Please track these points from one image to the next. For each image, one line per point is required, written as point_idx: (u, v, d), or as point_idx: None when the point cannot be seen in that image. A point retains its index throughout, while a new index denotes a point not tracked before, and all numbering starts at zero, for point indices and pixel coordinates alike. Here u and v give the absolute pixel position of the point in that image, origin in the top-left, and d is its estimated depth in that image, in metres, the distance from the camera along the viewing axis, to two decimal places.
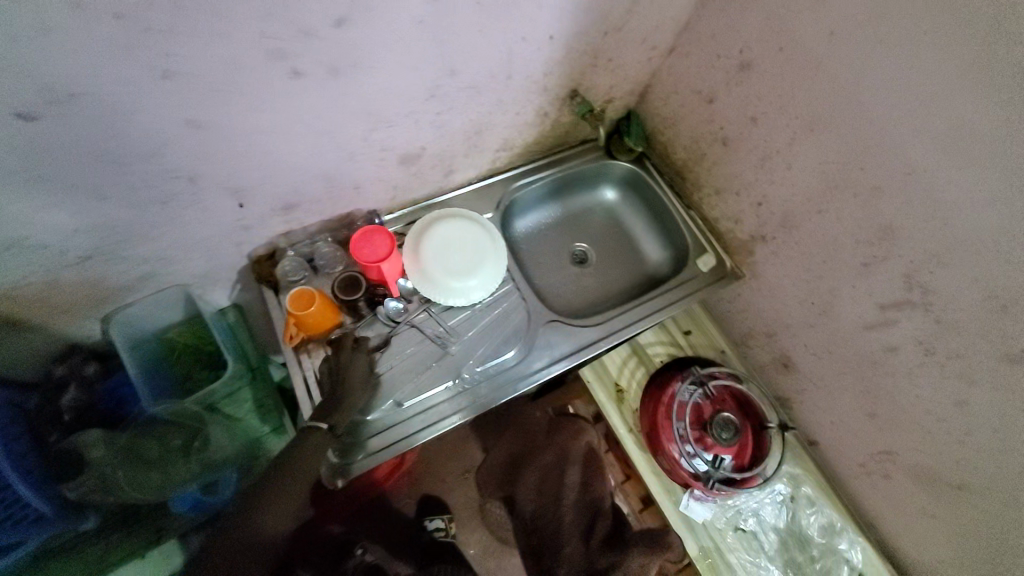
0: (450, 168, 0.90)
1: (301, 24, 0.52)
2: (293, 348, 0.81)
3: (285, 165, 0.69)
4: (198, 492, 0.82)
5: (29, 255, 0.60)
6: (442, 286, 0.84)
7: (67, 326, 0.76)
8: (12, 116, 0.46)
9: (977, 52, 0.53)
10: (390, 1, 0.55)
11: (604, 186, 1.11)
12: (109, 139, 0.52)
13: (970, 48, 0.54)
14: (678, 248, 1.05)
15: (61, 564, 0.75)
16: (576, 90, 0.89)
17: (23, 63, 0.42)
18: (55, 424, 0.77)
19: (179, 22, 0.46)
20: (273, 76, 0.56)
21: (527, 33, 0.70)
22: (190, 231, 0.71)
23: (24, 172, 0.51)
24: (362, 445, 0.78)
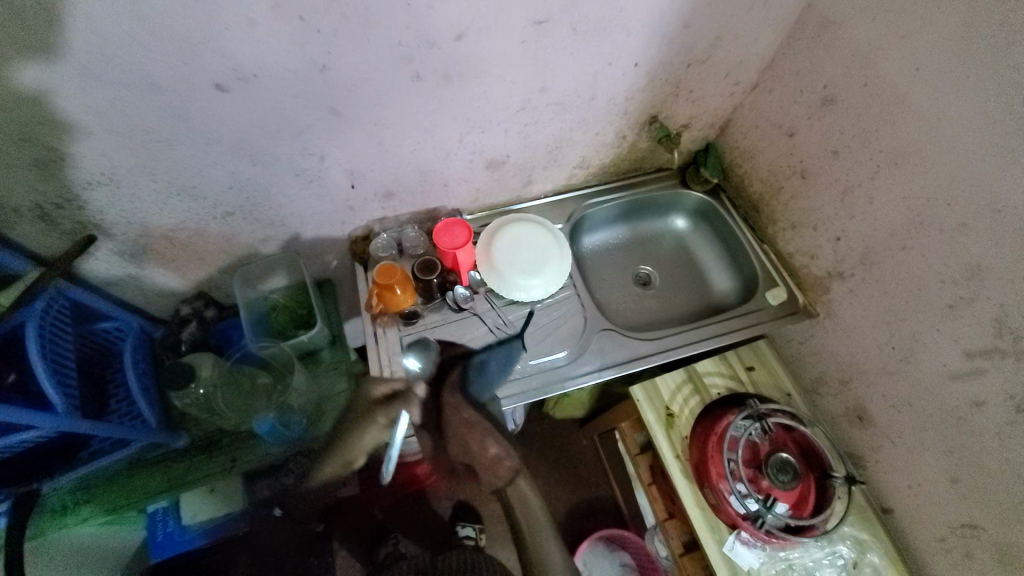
0: (529, 178, 0.98)
1: (428, 37, 0.63)
2: (371, 318, 0.90)
3: (392, 156, 0.81)
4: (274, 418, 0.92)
5: (193, 204, 0.77)
6: (507, 281, 0.92)
7: (198, 276, 0.93)
8: (212, 87, 0.60)
9: None
10: (501, 20, 0.65)
11: (676, 214, 1.14)
12: (271, 115, 0.66)
13: None
14: (747, 279, 1.04)
15: (147, 474, 0.91)
16: (655, 117, 0.94)
17: (229, 47, 0.57)
18: (173, 350, 0.94)
19: (339, 27, 0.59)
20: (400, 78, 0.68)
21: (614, 58, 0.78)
22: (310, 203, 0.85)
23: (208, 135, 0.66)
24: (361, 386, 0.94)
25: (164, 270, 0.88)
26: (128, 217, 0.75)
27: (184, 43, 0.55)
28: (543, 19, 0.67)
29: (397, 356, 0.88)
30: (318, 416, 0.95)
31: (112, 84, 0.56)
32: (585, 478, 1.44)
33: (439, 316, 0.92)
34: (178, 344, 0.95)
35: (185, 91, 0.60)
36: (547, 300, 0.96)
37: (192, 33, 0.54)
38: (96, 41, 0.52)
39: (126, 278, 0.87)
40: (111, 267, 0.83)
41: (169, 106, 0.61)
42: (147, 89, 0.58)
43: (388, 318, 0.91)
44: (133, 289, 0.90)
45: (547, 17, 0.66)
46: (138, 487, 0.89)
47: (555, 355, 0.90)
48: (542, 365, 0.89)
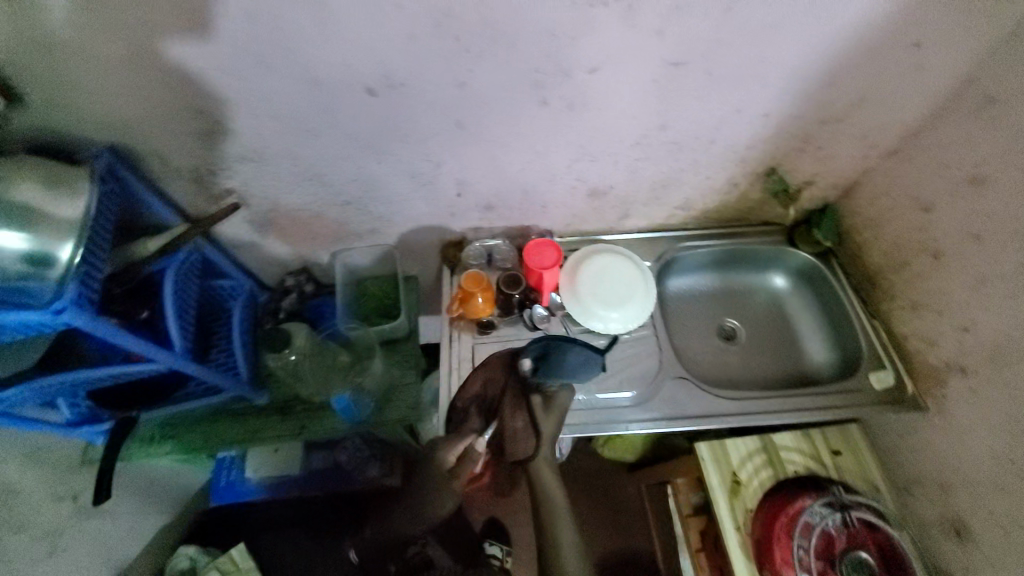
0: (627, 212, 0.98)
1: (563, 66, 0.66)
2: (450, 321, 0.93)
3: (502, 172, 0.84)
4: (348, 398, 0.96)
5: (319, 189, 0.84)
6: (587, 308, 0.91)
7: (307, 253, 1.02)
8: (365, 90, 0.67)
9: None
10: (638, 58, 0.66)
11: (774, 272, 1.08)
12: (406, 119, 0.72)
13: None
14: (847, 354, 0.96)
15: (229, 423, 0.99)
16: (775, 169, 0.90)
17: (387, 58, 0.62)
18: (271, 316, 1.03)
19: (486, 49, 0.62)
20: (528, 102, 0.71)
21: (743, 106, 0.76)
22: (418, 204, 0.90)
23: (350, 130, 0.73)
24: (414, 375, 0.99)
25: (281, 243, 0.98)
26: (265, 192, 0.84)
27: (351, 50, 0.61)
28: (679, 61, 0.67)
29: (468, 362, 0.90)
30: (384, 402, 1.00)
31: (282, 75, 0.64)
32: (623, 527, 1.38)
33: (514, 331, 0.93)
34: (277, 311, 1.03)
35: (339, 89, 0.66)
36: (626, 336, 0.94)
37: (361, 43, 0.61)
38: (281, 38, 0.59)
39: (248, 245, 0.97)
40: (240, 233, 0.93)
41: (322, 101, 0.68)
42: (309, 85, 0.65)
43: (465, 323, 0.93)
44: (250, 255, 1.00)
45: (684, 59, 0.66)
46: (221, 431, 0.99)
47: (620, 395, 0.87)
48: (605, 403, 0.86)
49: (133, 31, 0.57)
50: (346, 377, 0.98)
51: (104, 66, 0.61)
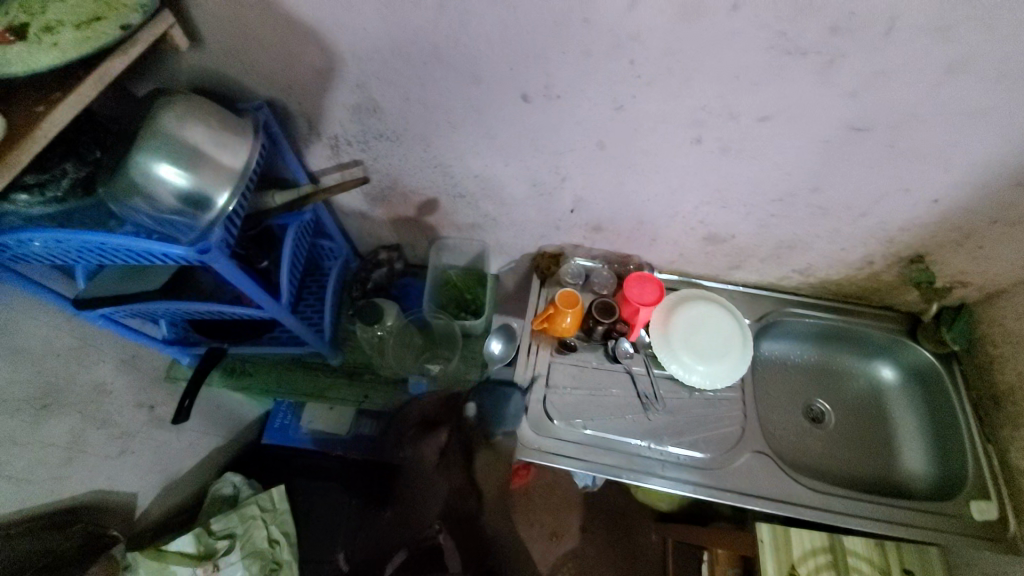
0: (737, 265, 0.93)
1: (733, 109, 0.62)
2: (531, 332, 0.92)
3: (625, 199, 0.81)
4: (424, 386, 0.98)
5: (440, 176, 0.85)
6: (675, 354, 0.87)
7: (406, 231, 1.03)
8: (519, 95, 0.66)
9: None
10: (817, 116, 0.61)
11: (881, 362, 0.99)
12: (550, 129, 0.70)
13: None
14: (949, 473, 0.87)
15: (299, 375, 1.03)
16: (922, 256, 0.82)
17: (553, 69, 0.61)
18: (359, 283, 1.06)
19: (659, 78, 0.59)
20: (681, 137, 0.67)
21: (913, 186, 0.69)
22: (528, 210, 0.89)
23: (490, 130, 0.72)
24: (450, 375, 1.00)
25: (386, 217, 1.00)
26: (389, 169, 0.86)
27: (521, 57, 0.60)
28: (862, 126, 0.61)
29: (541, 378, 0.88)
30: (446, 394, 1.01)
31: (445, 66, 0.64)
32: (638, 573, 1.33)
33: (595, 359, 0.90)
34: (366, 280, 1.05)
35: (496, 91, 0.66)
36: (710, 393, 0.88)
37: (533, 51, 0.59)
38: (459, 32, 0.59)
39: (355, 212, 0.99)
40: (352, 200, 0.96)
41: (475, 98, 0.68)
42: (468, 81, 0.65)
43: (546, 339, 0.92)
44: (355, 221, 1.02)
45: (869, 125, 0.61)
46: (291, 381, 1.02)
47: (682, 455, 0.82)
48: (665, 461, 0.82)
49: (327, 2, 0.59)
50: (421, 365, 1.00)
51: (289, 30, 0.63)
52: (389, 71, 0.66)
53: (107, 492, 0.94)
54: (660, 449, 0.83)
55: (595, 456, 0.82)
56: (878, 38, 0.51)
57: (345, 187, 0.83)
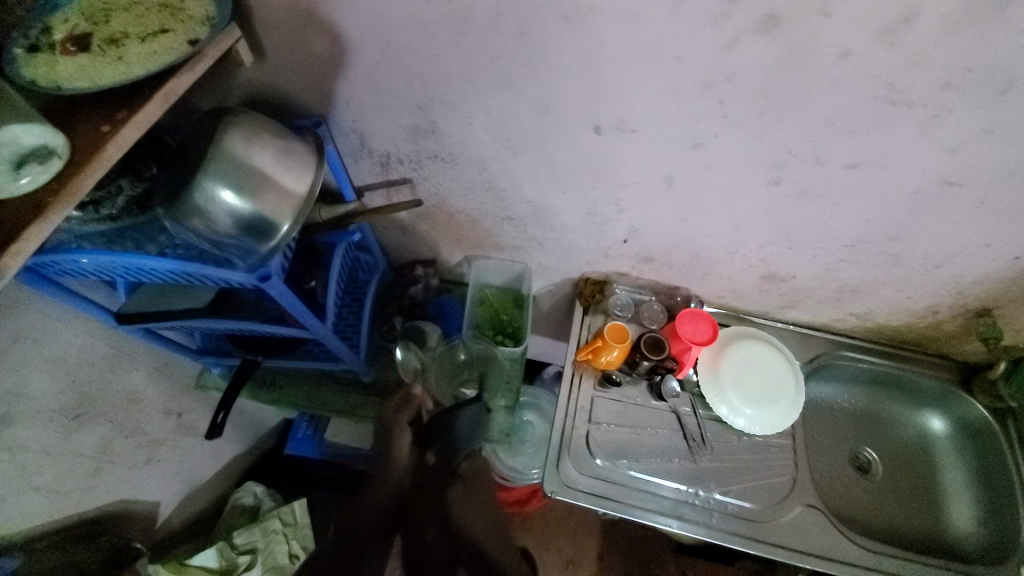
0: (790, 304, 0.89)
1: (819, 155, 0.58)
2: (574, 363, 0.90)
3: (681, 233, 0.78)
4: None
5: (490, 199, 0.82)
6: (725, 396, 0.84)
7: (445, 248, 1.01)
8: (590, 127, 0.63)
9: None
10: (909, 168, 0.57)
11: (932, 412, 0.95)
12: (616, 162, 0.67)
13: None
14: (1004, 537, 0.83)
15: (330, 390, 1.01)
16: (991, 310, 0.78)
17: (632, 104, 0.58)
18: (396, 300, 1.05)
19: (745, 119, 0.56)
20: (755, 178, 0.64)
21: (998, 243, 0.65)
22: (577, 237, 0.86)
23: (552, 158, 0.69)
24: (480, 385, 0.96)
25: (428, 234, 0.97)
26: (438, 190, 0.83)
27: (600, 89, 0.57)
28: (957, 181, 0.57)
29: (583, 412, 0.86)
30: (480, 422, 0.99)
31: (516, 94, 0.61)
32: None
33: (640, 394, 0.87)
34: (402, 297, 1.04)
35: (567, 122, 0.63)
36: (757, 438, 0.85)
37: (613, 84, 0.56)
38: (538, 59, 0.56)
39: (396, 227, 0.97)
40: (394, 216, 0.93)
41: (542, 126, 0.64)
42: (538, 109, 0.62)
43: (588, 370, 0.89)
44: (394, 236, 1.00)
45: (964, 181, 0.57)
46: (321, 397, 1.01)
47: (728, 504, 0.79)
48: (712, 510, 0.79)
49: (400, 23, 0.56)
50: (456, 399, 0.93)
51: (354, 48, 0.60)
52: (455, 94, 0.63)
53: (131, 502, 0.92)
54: (707, 496, 0.80)
55: (638, 498, 0.79)
56: (996, 95, 0.48)
57: (394, 209, 0.84)
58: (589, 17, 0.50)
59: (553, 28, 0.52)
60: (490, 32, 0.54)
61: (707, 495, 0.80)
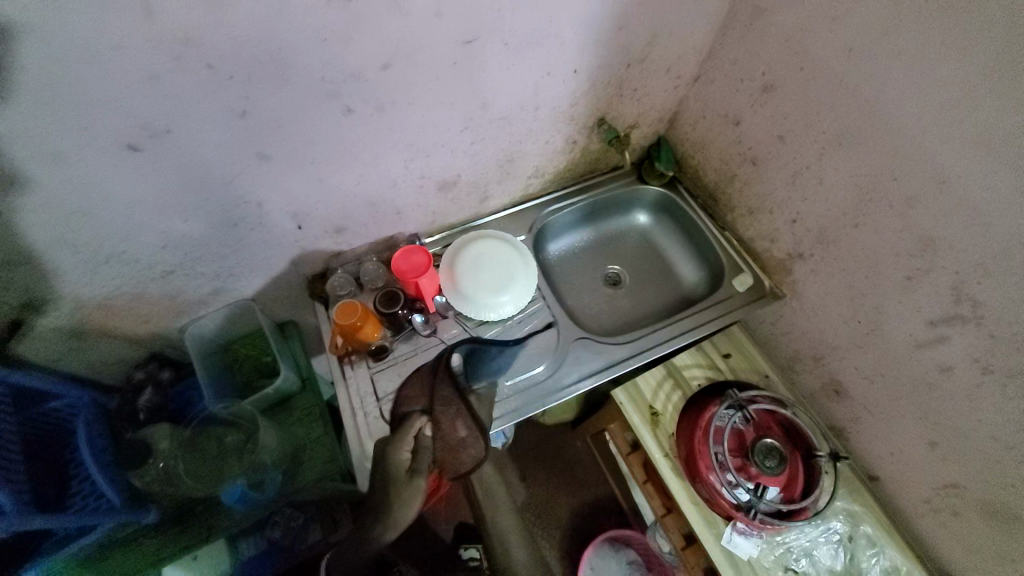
0: (485, 194, 0.97)
1: (351, 68, 0.60)
2: (339, 358, 0.87)
3: (337, 193, 0.78)
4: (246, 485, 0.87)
5: (125, 268, 0.72)
6: (475, 301, 0.91)
7: (150, 339, 0.88)
8: (123, 147, 0.56)
9: (1015, 50, 0.51)
10: (428, 44, 0.63)
11: (637, 210, 1.14)
12: (195, 165, 0.62)
13: (1012, 49, 0.52)
14: (713, 267, 1.05)
15: (117, 557, 0.80)
16: (603, 118, 0.94)
17: (135, 107, 0.53)
18: (130, 422, 0.87)
19: (254, 69, 0.55)
20: (329, 113, 0.64)
21: (551, 68, 0.76)
22: (256, 249, 0.80)
23: (130, 196, 0.62)
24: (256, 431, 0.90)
25: (110, 338, 0.83)
26: (56, 291, 0.69)
27: (83, 111, 0.51)
28: (470, 39, 0.65)
29: (369, 396, 0.86)
30: (258, 485, 0.88)
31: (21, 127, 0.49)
32: (583, 480, 1.46)
33: (409, 347, 0.90)
34: (135, 412, 0.88)
35: (93, 156, 0.55)
36: (518, 316, 0.95)
37: (91, 100, 0.50)
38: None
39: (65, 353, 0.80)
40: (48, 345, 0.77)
41: (79, 173, 0.56)
42: (48, 160, 0.53)
43: (357, 356, 0.88)
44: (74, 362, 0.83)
45: (474, 35, 0.65)
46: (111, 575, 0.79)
47: (493, 348, 0.90)
48: (483, 365, 0.88)
49: None
50: (250, 462, 0.89)
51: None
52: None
53: None
54: (473, 354, 0.88)
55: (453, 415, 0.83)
56: None
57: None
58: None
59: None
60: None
61: (471, 353, 0.88)
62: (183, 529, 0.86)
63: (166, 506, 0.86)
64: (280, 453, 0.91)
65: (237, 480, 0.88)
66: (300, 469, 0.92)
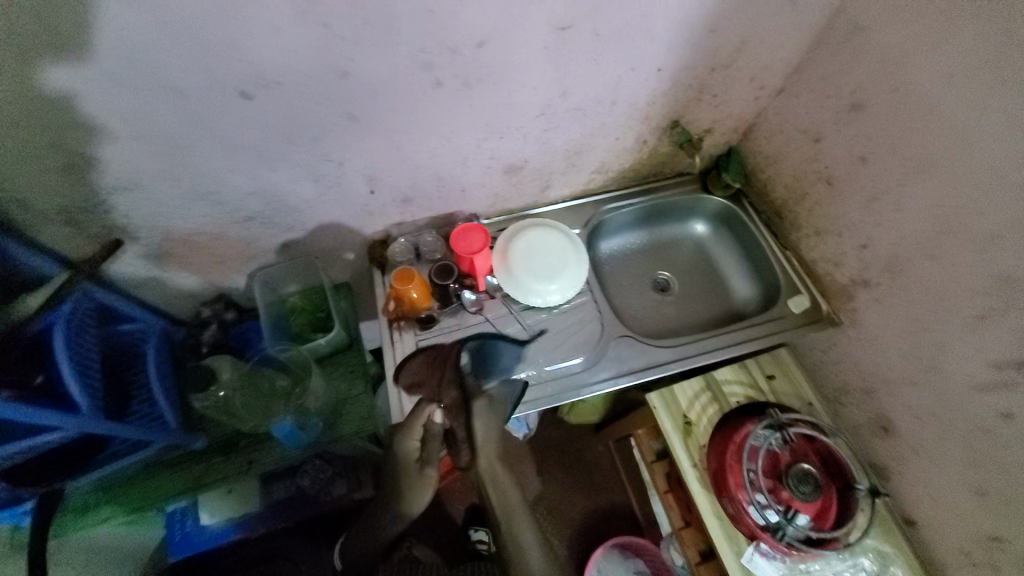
0: (547, 183, 0.99)
1: (449, 43, 0.63)
2: (388, 321, 0.91)
3: (412, 163, 0.81)
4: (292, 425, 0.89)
5: (213, 208, 0.77)
6: (524, 286, 0.92)
7: (221, 279, 0.94)
8: (235, 93, 0.60)
9: None
10: (523, 27, 0.65)
11: (694, 220, 1.13)
12: (293, 118, 0.66)
13: None
14: (768, 286, 1.03)
15: (167, 475, 0.91)
16: (676, 121, 0.94)
17: (252, 55, 0.57)
18: (193, 352, 0.95)
19: (362, 33, 0.58)
20: (420, 84, 0.68)
21: (636, 64, 0.77)
22: (330, 207, 0.85)
23: (232, 141, 0.67)
24: (308, 375, 0.92)
25: (187, 272, 0.89)
26: (151, 221, 0.76)
27: (209, 54, 0.55)
28: (564, 25, 0.66)
29: None
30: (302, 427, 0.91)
31: (153, 58, 0.54)
32: (600, 483, 1.46)
33: (455, 321, 0.92)
34: (199, 346, 0.95)
35: (209, 98, 0.60)
36: (563, 306, 0.96)
37: (217, 44, 0.55)
38: (106, 58, 0.53)
39: (146, 281, 0.88)
40: (134, 270, 0.84)
41: (194, 113, 0.61)
42: (171, 96, 0.59)
43: (405, 322, 0.91)
44: (153, 290, 0.91)
45: (569, 22, 0.66)
46: (157, 486, 0.90)
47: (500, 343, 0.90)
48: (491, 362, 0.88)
49: None
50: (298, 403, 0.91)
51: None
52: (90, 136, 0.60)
53: None
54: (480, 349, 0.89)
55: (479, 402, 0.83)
56: None
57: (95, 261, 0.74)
58: (129, 18, 0.50)
59: (103, 56, 0.53)
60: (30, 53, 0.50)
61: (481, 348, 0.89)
62: (225, 457, 0.92)
63: (215, 437, 0.94)
64: (325, 402, 0.94)
65: (285, 418, 0.89)
66: (339, 421, 0.95)
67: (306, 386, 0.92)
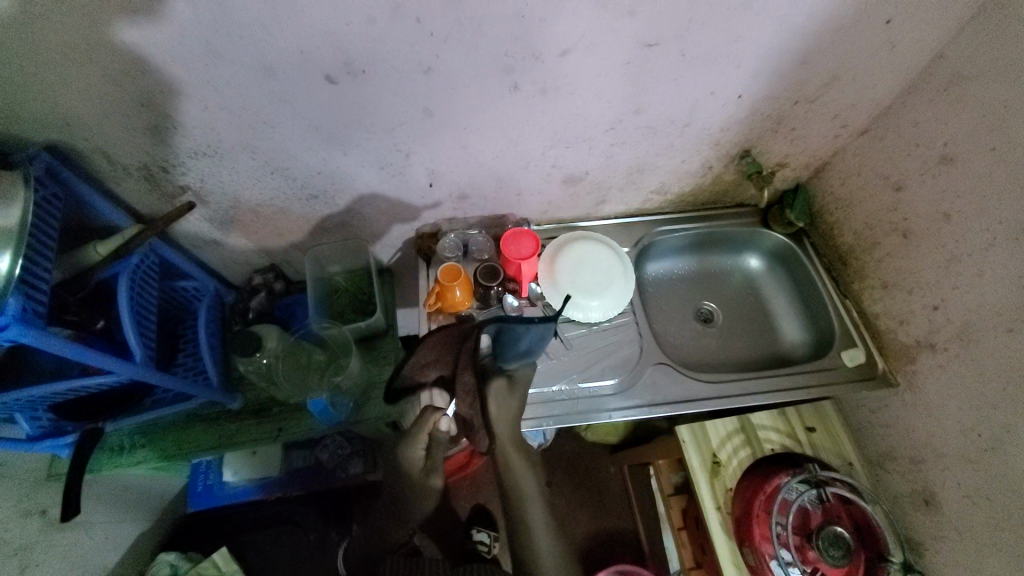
0: (604, 198, 0.97)
1: (533, 49, 0.63)
2: (428, 314, 0.92)
3: (475, 162, 0.82)
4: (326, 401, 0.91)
5: (280, 183, 0.80)
6: (566, 298, 0.91)
7: (275, 250, 0.97)
8: (322, 77, 0.62)
9: None
10: (609, 40, 0.64)
11: (749, 253, 1.09)
12: (370, 106, 0.67)
13: None
14: (821, 333, 0.99)
15: (201, 428, 0.95)
16: (748, 151, 0.91)
17: (344, 42, 0.58)
18: (240, 316, 0.98)
19: (451, 31, 0.59)
20: (498, 86, 0.68)
21: (717, 89, 0.75)
22: (388, 195, 0.86)
23: (310, 121, 0.68)
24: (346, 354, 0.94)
25: (245, 240, 0.92)
26: (222, 187, 0.79)
27: (305, 37, 0.57)
28: (652, 42, 0.65)
29: None
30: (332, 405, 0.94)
31: (253, 34, 0.56)
32: (609, 506, 1.43)
33: (494, 324, 0.92)
34: (246, 311, 0.98)
35: (297, 79, 0.62)
36: (604, 324, 0.95)
37: (314, 29, 0.56)
38: (212, 30, 0.55)
39: (207, 243, 0.92)
40: (198, 232, 0.88)
41: (280, 91, 0.63)
42: (263, 73, 0.61)
43: (444, 317, 0.92)
44: (211, 253, 0.95)
45: (657, 40, 0.65)
46: (190, 439, 0.93)
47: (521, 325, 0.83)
48: (511, 347, 0.84)
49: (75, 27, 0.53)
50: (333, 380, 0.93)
51: (20, 86, 0.59)
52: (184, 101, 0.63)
53: None
54: (500, 330, 0.83)
55: (487, 415, 0.83)
56: None
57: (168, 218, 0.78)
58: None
59: (209, 27, 0.54)
60: (139, 19, 0.53)
61: (500, 331, 0.83)
62: (256, 419, 0.95)
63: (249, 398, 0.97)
64: (357, 383, 0.96)
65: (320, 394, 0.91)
66: (368, 403, 0.97)
67: (342, 365, 0.93)
